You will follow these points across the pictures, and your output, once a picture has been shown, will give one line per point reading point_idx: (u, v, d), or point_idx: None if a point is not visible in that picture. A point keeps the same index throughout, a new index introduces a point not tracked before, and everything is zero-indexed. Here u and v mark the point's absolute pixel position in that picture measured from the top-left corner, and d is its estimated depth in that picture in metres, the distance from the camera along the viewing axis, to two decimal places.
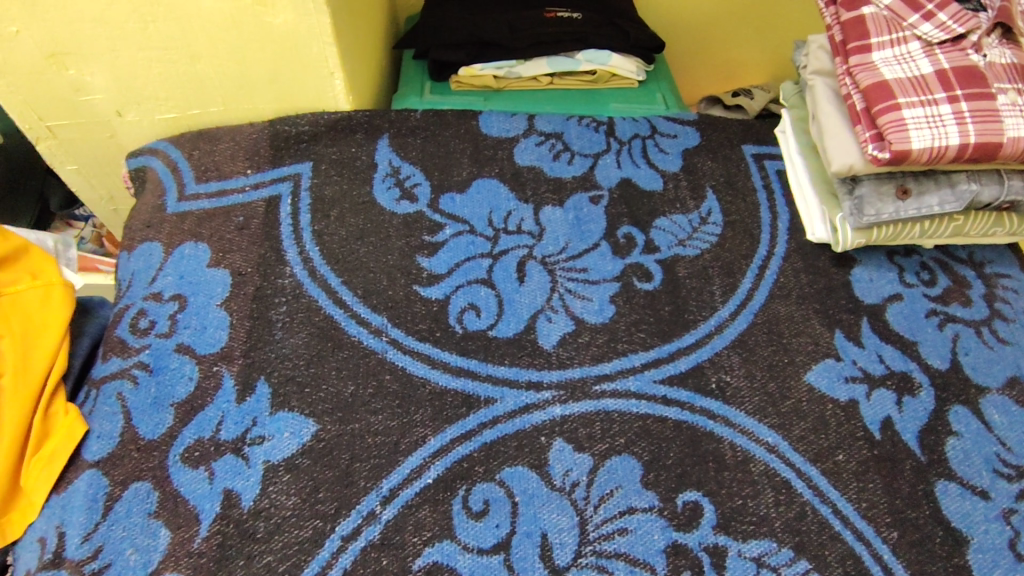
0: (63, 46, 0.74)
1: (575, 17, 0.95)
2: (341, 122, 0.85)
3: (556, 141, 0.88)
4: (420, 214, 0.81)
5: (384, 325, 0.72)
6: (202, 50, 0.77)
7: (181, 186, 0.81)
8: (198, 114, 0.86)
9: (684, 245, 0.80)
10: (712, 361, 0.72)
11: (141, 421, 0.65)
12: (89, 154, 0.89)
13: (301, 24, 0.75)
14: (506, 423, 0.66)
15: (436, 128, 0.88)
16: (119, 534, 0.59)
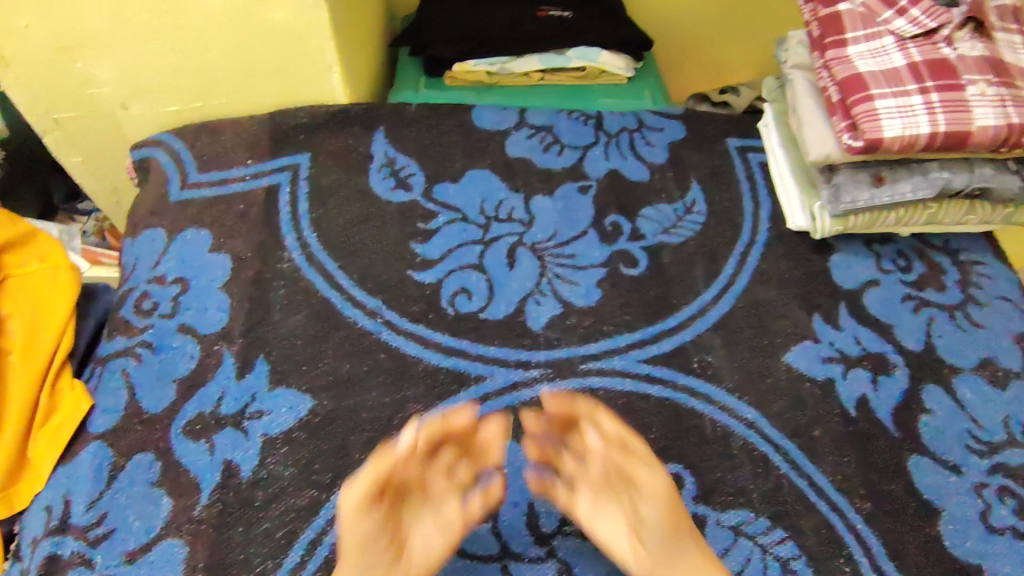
0: (70, 39, 0.78)
1: (566, 16, 0.98)
2: (339, 115, 0.88)
3: (546, 134, 0.91)
4: (414, 203, 0.84)
5: (379, 307, 0.75)
6: (205, 45, 0.80)
7: (184, 175, 0.84)
8: (200, 107, 0.89)
9: (670, 233, 0.83)
10: (694, 342, 0.74)
11: (144, 396, 0.68)
12: (94, 146, 0.92)
13: (302, 19, 0.78)
14: (495, 400, 0.69)
15: (430, 121, 0.91)
16: (123, 501, 0.62)
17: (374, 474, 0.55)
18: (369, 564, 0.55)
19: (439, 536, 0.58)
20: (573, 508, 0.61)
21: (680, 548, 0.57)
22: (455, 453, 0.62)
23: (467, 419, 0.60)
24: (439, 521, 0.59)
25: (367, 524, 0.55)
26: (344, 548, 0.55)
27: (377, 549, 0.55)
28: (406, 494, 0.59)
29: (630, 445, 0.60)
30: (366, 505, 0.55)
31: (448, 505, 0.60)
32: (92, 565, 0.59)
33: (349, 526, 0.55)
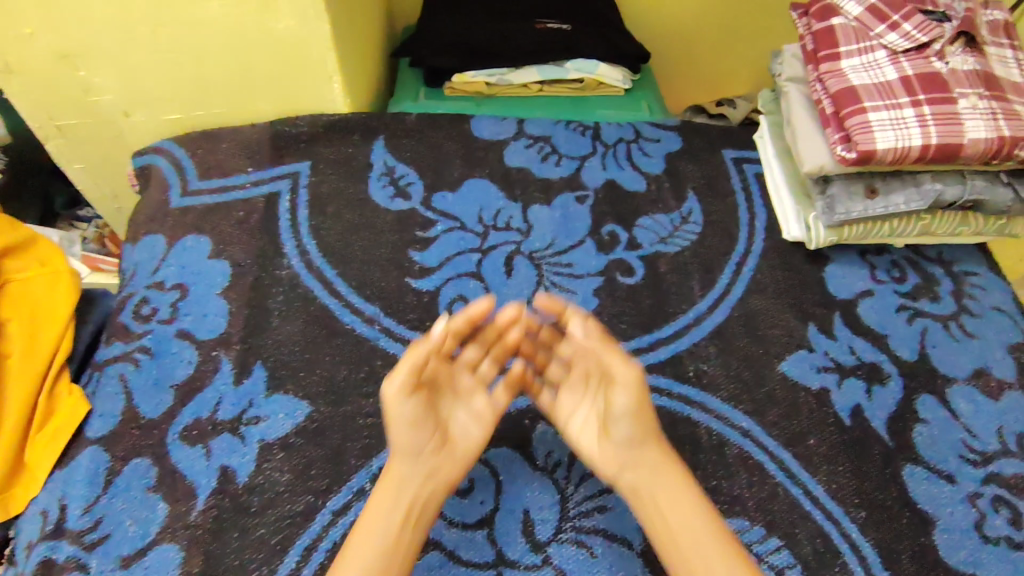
0: (75, 47, 0.79)
1: (564, 29, 1.00)
2: (339, 124, 0.89)
3: (544, 144, 0.92)
4: (413, 211, 0.85)
5: (377, 314, 0.76)
6: (207, 54, 0.81)
7: (184, 182, 0.85)
8: (201, 116, 0.90)
9: (666, 242, 0.84)
10: (690, 351, 0.75)
11: (142, 401, 0.68)
12: (95, 153, 0.93)
13: (304, 29, 0.79)
14: None
15: (429, 130, 0.92)
16: (119, 507, 0.62)
17: (415, 362, 0.59)
18: (417, 445, 0.60)
19: (477, 423, 0.64)
20: (554, 415, 0.66)
21: (646, 446, 0.62)
22: (478, 351, 0.68)
23: (486, 309, 0.66)
24: (471, 411, 0.65)
25: (410, 407, 0.59)
26: (396, 440, 0.59)
27: (427, 430, 0.60)
28: (442, 385, 0.64)
29: (605, 350, 0.62)
30: (408, 389, 0.59)
31: (476, 398, 0.65)
32: (87, 569, 0.59)
33: (396, 419, 0.59)
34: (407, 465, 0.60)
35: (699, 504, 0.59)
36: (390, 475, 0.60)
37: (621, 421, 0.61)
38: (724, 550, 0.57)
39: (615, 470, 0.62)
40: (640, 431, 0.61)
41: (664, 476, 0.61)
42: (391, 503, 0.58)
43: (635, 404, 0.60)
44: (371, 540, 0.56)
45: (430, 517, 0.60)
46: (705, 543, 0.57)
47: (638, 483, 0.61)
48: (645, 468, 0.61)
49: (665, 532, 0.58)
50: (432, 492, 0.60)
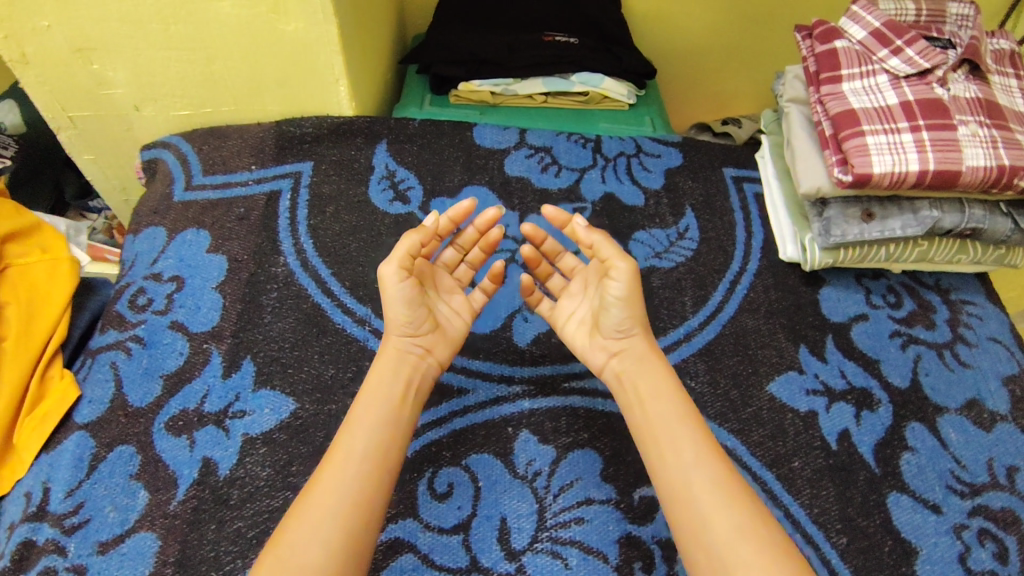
0: (91, 42, 0.81)
1: (572, 42, 1.01)
2: (343, 126, 0.90)
3: (545, 155, 0.92)
4: (411, 215, 0.85)
5: (368, 315, 0.76)
6: (217, 52, 0.83)
7: (188, 176, 0.87)
8: (210, 113, 0.92)
9: (661, 257, 0.84)
10: (678, 367, 0.75)
11: (130, 389, 0.69)
12: (105, 144, 0.96)
13: (312, 33, 0.80)
14: (476, 413, 0.70)
15: (432, 136, 0.93)
16: (100, 492, 0.63)
17: (411, 248, 0.64)
18: (413, 323, 0.65)
19: (459, 314, 0.71)
20: (554, 319, 0.73)
21: (632, 338, 0.67)
22: (456, 255, 0.76)
23: (468, 211, 0.71)
24: (451, 305, 0.71)
25: (407, 289, 0.64)
26: (391, 320, 0.65)
27: (422, 312, 0.66)
28: (429, 278, 0.70)
29: (603, 247, 0.66)
30: (404, 272, 0.64)
31: (454, 295, 0.72)
32: (64, 553, 0.59)
33: (393, 299, 0.64)
34: (403, 342, 0.66)
35: (674, 393, 0.64)
36: (388, 349, 0.66)
37: (614, 315, 0.66)
38: (696, 434, 0.61)
39: (605, 359, 0.69)
40: (631, 322, 0.67)
41: (647, 366, 0.66)
42: (393, 375, 0.64)
43: (628, 298, 0.65)
44: (372, 412, 0.61)
45: (425, 390, 0.67)
46: (677, 427, 0.61)
47: (623, 369, 0.67)
48: (631, 357, 0.67)
49: (643, 417, 0.64)
50: (427, 367, 0.67)
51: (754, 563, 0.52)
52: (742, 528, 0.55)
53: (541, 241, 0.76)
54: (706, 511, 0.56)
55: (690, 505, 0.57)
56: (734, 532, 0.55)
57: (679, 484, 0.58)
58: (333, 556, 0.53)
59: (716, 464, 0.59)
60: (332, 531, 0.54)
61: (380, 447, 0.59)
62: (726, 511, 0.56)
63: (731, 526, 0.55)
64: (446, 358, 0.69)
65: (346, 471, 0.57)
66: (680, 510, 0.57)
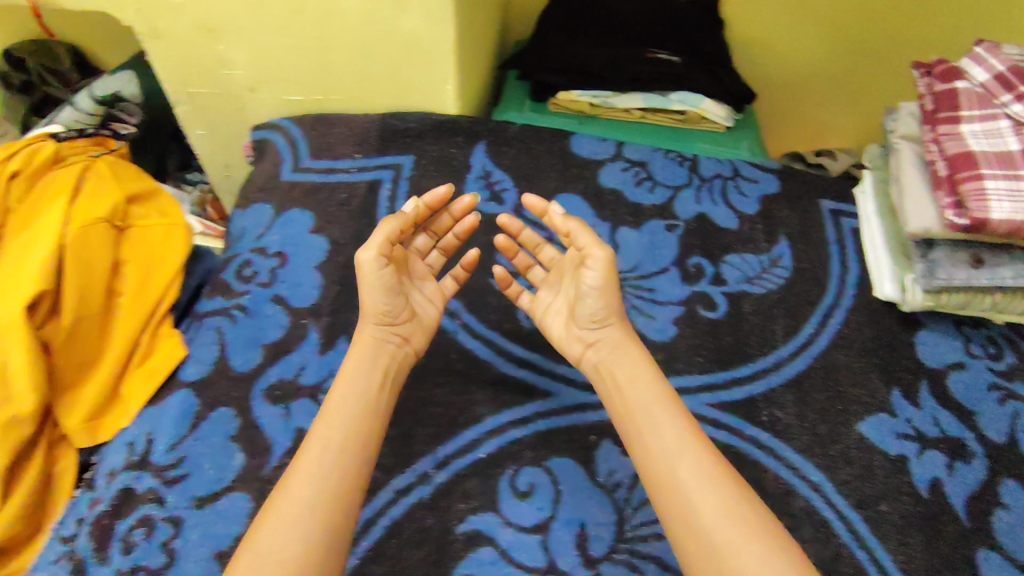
0: (218, 22, 0.86)
1: (674, 61, 1.01)
2: (446, 124, 0.92)
3: (640, 169, 0.92)
4: (504, 217, 0.87)
5: (460, 309, 0.78)
6: (336, 43, 0.86)
7: (296, 158, 0.90)
8: (319, 100, 0.95)
9: (752, 283, 0.83)
10: (766, 396, 0.74)
11: (234, 354, 0.72)
12: (218, 121, 1.01)
13: (430, 31, 0.82)
14: (560, 417, 0.71)
15: (531, 141, 0.93)
16: (200, 450, 0.65)
17: (389, 234, 0.66)
18: (392, 312, 0.66)
19: (431, 303, 0.73)
20: (533, 310, 0.75)
21: (609, 326, 0.68)
22: (428, 241, 0.78)
23: (444, 198, 0.74)
24: (425, 293, 0.73)
25: (387, 275, 0.65)
26: (367, 306, 0.66)
27: (400, 301, 0.67)
28: (405, 267, 0.71)
29: (580, 235, 0.67)
30: (382, 259, 0.65)
31: (427, 283, 0.73)
32: (163, 504, 0.62)
33: (371, 285, 0.65)
34: (380, 330, 0.67)
35: (656, 382, 0.64)
36: (365, 332, 0.67)
37: (588, 303, 0.66)
38: (679, 421, 0.60)
39: (582, 350, 0.70)
40: (606, 311, 0.67)
41: (625, 354, 0.67)
42: (372, 364, 0.64)
43: (603, 286, 0.66)
44: (349, 402, 0.61)
45: (400, 380, 0.67)
46: (657, 412, 0.61)
47: (603, 359, 0.67)
48: (609, 347, 0.67)
49: (624, 405, 0.63)
50: (404, 356, 0.68)
51: (744, 547, 0.51)
52: (731, 510, 0.54)
53: (515, 233, 0.78)
54: (693, 498, 0.55)
55: (676, 490, 0.56)
56: (722, 513, 0.54)
57: (663, 470, 0.57)
58: (316, 517, 0.53)
59: (699, 449, 0.58)
60: (312, 515, 0.53)
61: (358, 436, 0.59)
62: (713, 492, 0.55)
63: (719, 507, 0.54)
64: (421, 347, 0.71)
65: (325, 457, 0.57)
66: (667, 497, 0.56)
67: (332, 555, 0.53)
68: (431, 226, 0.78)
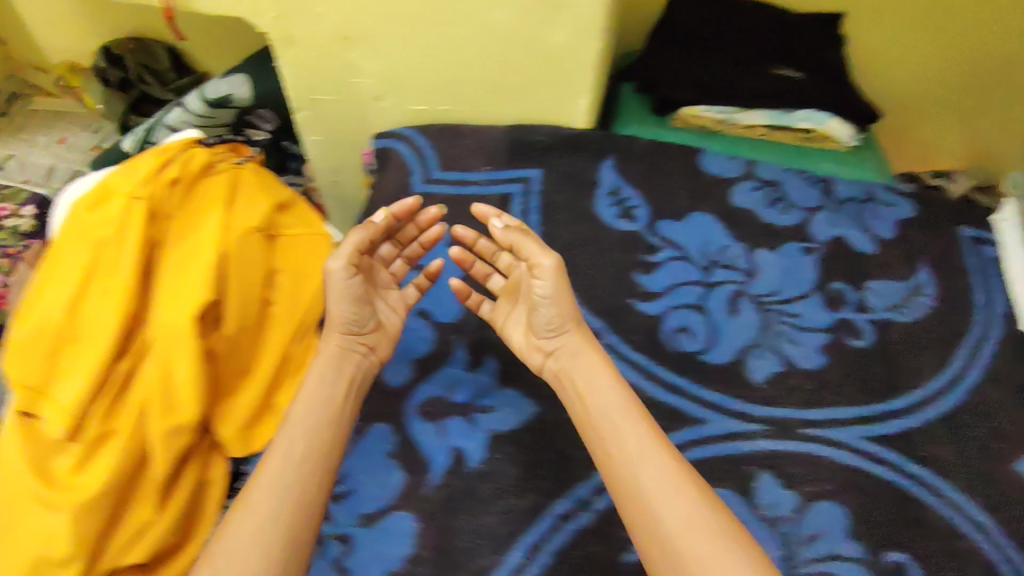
0: (356, 31, 0.85)
1: (798, 77, 0.99)
2: (575, 139, 0.90)
3: (773, 189, 0.90)
4: (638, 235, 0.85)
5: (603, 329, 0.77)
6: (474, 54, 0.85)
7: (426, 169, 0.90)
8: (445, 112, 0.94)
9: (896, 311, 0.81)
10: (921, 430, 0.72)
11: (387, 369, 0.72)
12: (336, 128, 1.01)
13: (575, 44, 0.80)
14: (716, 446, 0.70)
15: (660, 157, 0.91)
16: (362, 466, 0.66)
17: (357, 243, 0.67)
18: (357, 319, 0.68)
19: (395, 312, 0.73)
20: (494, 321, 0.74)
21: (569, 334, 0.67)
22: (391, 247, 0.77)
23: (413, 208, 0.73)
24: (389, 302, 0.73)
25: (355, 285, 0.67)
26: (333, 316, 0.67)
27: (367, 309, 0.68)
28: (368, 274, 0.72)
29: (523, 246, 0.67)
30: (350, 268, 0.67)
31: (391, 292, 0.74)
32: (332, 520, 0.63)
33: (338, 294, 0.67)
34: (344, 339, 0.68)
35: (621, 388, 0.63)
36: (326, 340, 0.68)
37: (542, 312, 0.67)
38: (644, 428, 0.60)
39: (543, 359, 0.69)
40: (561, 318, 0.67)
41: (585, 359, 0.66)
42: (334, 376, 0.64)
43: (555, 293, 0.66)
44: (317, 419, 0.61)
45: (365, 387, 0.68)
46: (618, 419, 0.60)
47: (562, 367, 0.67)
48: (568, 354, 0.67)
49: (586, 412, 0.62)
50: (369, 365, 0.69)
51: (708, 554, 0.51)
52: (693, 516, 0.53)
53: (472, 242, 0.76)
54: (655, 506, 0.54)
55: (638, 498, 0.55)
56: (685, 519, 0.53)
57: (625, 479, 0.57)
58: (284, 517, 0.54)
59: (663, 455, 0.57)
60: (277, 530, 0.54)
61: (322, 452, 0.59)
62: (677, 497, 0.54)
63: (679, 514, 0.53)
64: (387, 355, 0.71)
65: (287, 473, 0.57)
66: (631, 506, 0.55)
67: (297, 557, 0.53)
68: (396, 235, 0.77)
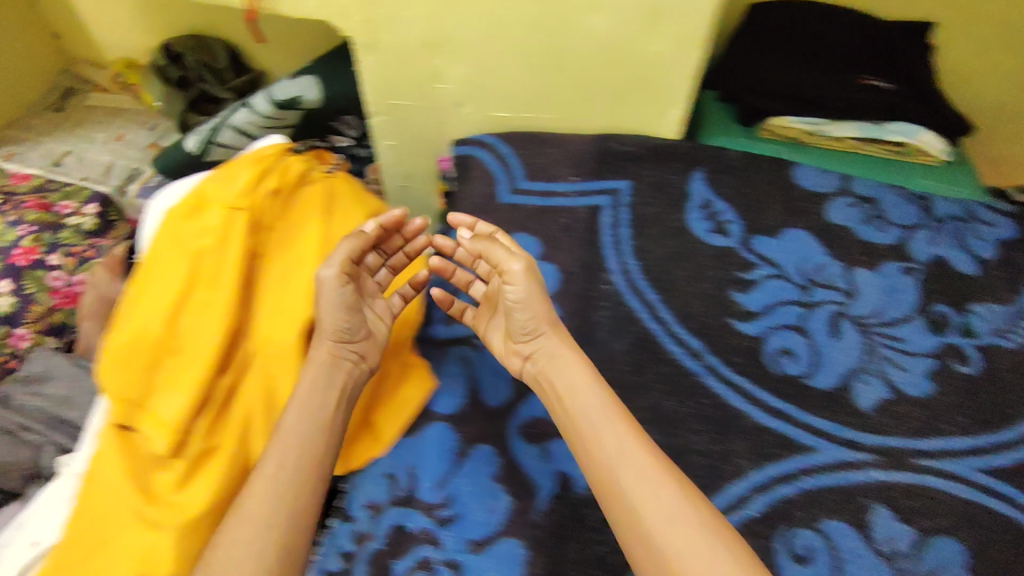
0: (444, 38, 0.83)
1: (889, 88, 0.95)
2: (665, 149, 0.87)
3: (869, 206, 0.87)
4: (733, 250, 0.82)
5: (703, 349, 0.75)
6: (567, 63, 0.82)
7: (512, 178, 0.88)
8: (529, 118, 0.91)
9: (1003, 335, 0.78)
10: None
11: (485, 386, 0.72)
12: (411, 134, 0.99)
13: (675, 55, 0.77)
14: (828, 476, 0.68)
15: (750, 169, 0.88)
16: (467, 489, 0.64)
17: (349, 251, 0.66)
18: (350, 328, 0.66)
19: (383, 320, 0.72)
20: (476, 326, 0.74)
21: (550, 337, 0.67)
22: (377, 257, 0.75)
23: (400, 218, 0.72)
24: (375, 310, 0.72)
25: (347, 293, 0.66)
26: (325, 324, 0.66)
27: (359, 318, 0.67)
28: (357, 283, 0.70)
29: (494, 250, 0.67)
30: (342, 276, 0.66)
31: (378, 299, 0.73)
32: (440, 546, 0.61)
33: (330, 302, 0.65)
34: (337, 346, 0.66)
35: (599, 390, 0.63)
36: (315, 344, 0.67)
37: (516, 317, 0.66)
38: (623, 428, 0.60)
39: (521, 363, 0.69)
40: (536, 321, 0.66)
41: (563, 361, 0.65)
42: (326, 384, 0.64)
43: (527, 298, 0.66)
44: (310, 421, 0.62)
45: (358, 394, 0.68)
46: (598, 420, 0.61)
47: (543, 371, 0.66)
48: (546, 357, 0.66)
49: (566, 414, 0.63)
50: (360, 373, 0.68)
51: (686, 552, 0.52)
52: (676, 514, 0.54)
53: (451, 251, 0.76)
54: (637, 506, 0.55)
55: (620, 500, 0.56)
56: (667, 518, 0.54)
57: (608, 481, 0.57)
58: (271, 526, 0.55)
59: (645, 456, 0.58)
60: (266, 539, 0.54)
61: (317, 457, 0.60)
62: (660, 497, 0.55)
63: (660, 513, 0.54)
64: (376, 364, 0.70)
65: (282, 477, 0.58)
66: (615, 508, 0.56)
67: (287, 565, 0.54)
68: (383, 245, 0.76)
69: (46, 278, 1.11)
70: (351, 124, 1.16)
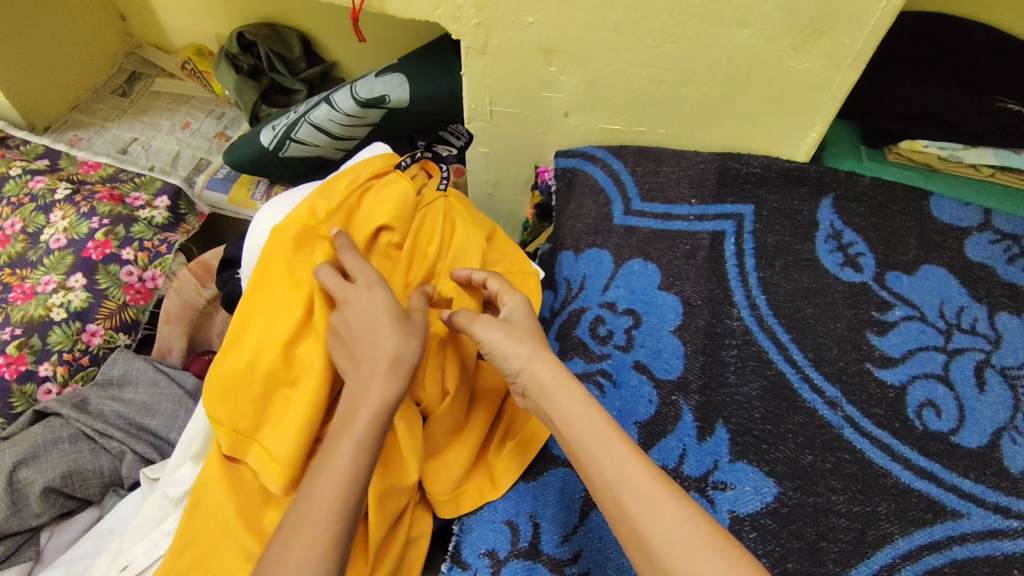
0: (563, 45, 0.77)
1: None
2: (794, 172, 0.80)
3: (1013, 243, 0.77)
4: (867, 286, 0.75)
5: (839, 398, 0.70)
6: (697, 76, 0.76)
7: (627, 199, 0.84)
8: (641, 132, 0.86)
9: None
10: None
11: None
12: (509, 140, 0.93)
13: (823, 74, 0.71)
14: (976, 544, 0.61)
15: (884, 199, 0.80)
16: (596, 545, 0.61)
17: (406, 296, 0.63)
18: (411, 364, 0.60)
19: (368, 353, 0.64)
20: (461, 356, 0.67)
21: (534, 365, 0.59)
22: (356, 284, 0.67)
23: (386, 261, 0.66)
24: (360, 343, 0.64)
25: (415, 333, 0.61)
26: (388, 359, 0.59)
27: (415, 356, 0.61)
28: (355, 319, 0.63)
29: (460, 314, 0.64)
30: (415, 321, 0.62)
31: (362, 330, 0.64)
32: None
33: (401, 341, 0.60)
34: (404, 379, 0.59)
35: (592, 408, 0.56)
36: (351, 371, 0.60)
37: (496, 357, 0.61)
38: (625, 450, 0.53)
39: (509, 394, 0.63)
40: (517, 356, 0.60)
41: (554, 384, 0.58)
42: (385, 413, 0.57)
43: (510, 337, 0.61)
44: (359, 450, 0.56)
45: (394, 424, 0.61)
46: (593, 443, 0.54)
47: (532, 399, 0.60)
48: (530, 383, 0.59)
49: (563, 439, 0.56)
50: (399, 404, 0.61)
51: None
52: (682, 535, 0.49)
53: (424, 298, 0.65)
54: (645, 531, 0.49)
55: (626, 524, 0.51)
56: (676, 547, 0.48)
57: (610, 505, 0.52)
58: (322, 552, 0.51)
59: (647, 477, 0.52)
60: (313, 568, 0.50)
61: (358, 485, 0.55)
62: (665, 520, 0.49)
63: (667, 537, 0.49)
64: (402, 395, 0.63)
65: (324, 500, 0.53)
66: (622, 533, 0.51)
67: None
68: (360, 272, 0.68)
69: (119, 272, 1.09)
70: (459, 135, 1.15)
